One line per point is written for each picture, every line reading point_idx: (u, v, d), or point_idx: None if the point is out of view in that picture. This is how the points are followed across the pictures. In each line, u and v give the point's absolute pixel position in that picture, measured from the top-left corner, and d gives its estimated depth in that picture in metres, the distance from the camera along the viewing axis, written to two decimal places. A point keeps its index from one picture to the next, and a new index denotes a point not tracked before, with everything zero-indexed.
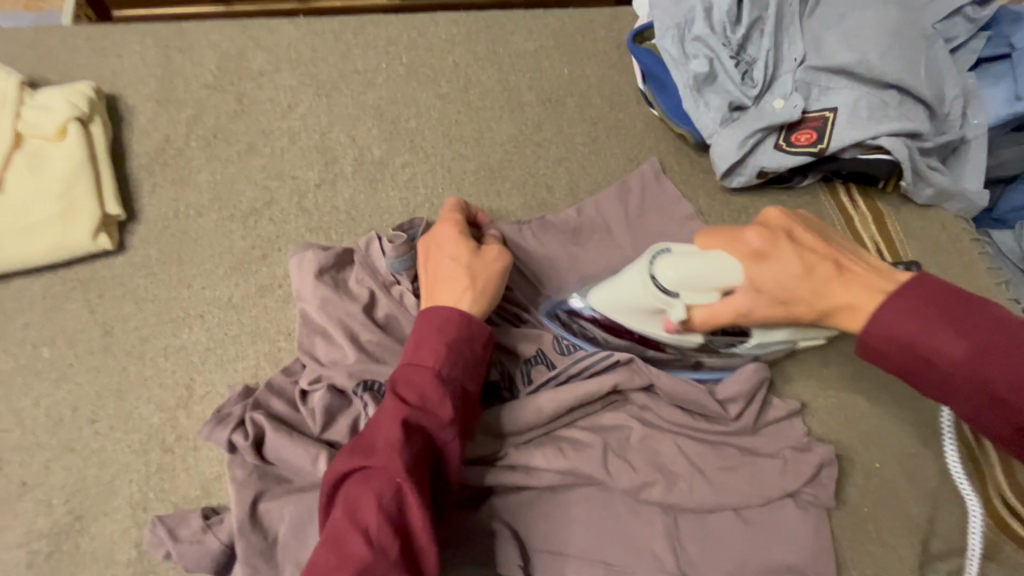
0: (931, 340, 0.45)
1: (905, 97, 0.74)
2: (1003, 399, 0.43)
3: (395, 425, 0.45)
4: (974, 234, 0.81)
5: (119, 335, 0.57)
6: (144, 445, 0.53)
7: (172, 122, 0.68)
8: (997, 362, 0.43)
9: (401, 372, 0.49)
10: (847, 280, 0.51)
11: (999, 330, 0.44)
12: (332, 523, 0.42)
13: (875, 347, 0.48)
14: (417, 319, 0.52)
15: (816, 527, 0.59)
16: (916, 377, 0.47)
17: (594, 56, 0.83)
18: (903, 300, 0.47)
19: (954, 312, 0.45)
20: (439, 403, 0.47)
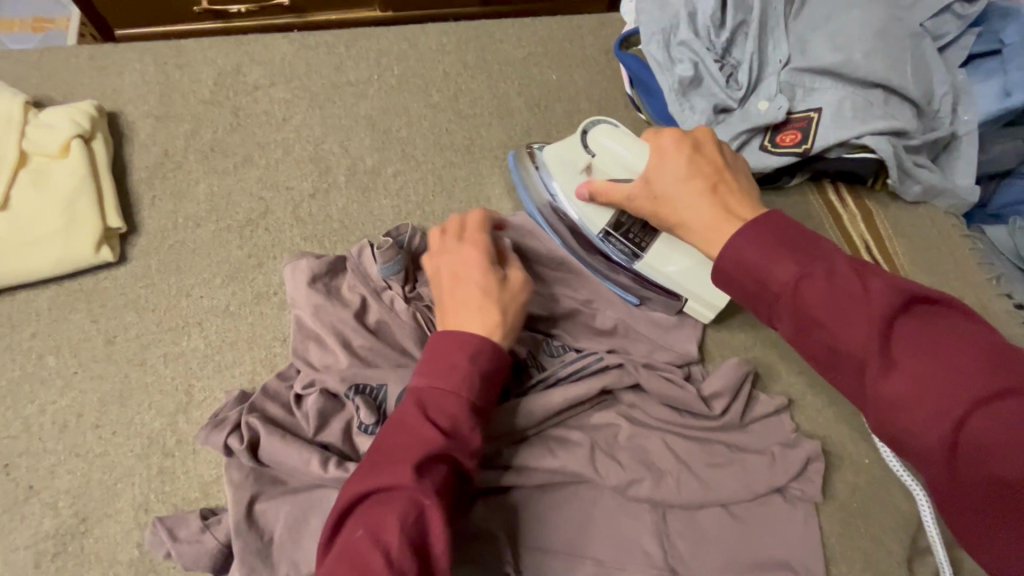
0: (767, 266, 0.45)
1: (890, 96, 0.75)
2: (814, 328, 0.43)
3: (422, 447, 0.46)
4: (965, 230, 0.81)
5: (121, 343, 0.59)
6: (145, 449, 0.55)
7: (170, 137, 0.70)
8: (817, 290, 0.43)
9: (426, 391, 0.49)
10: (717, 198, 0.52)
11: (831, 264, 0.43)
12: (353, 538, 0.43)
13: (727, 273, 0.48)
14: (440, 335, 0.52)
15: (804, 522, 0.60)
16: (754, 305, 0.47)
17: (582, 62, 0.84)
18: (755, 229, 0.47)
19: (796, 244, 0.45)
20: (469, 432, 0.48)
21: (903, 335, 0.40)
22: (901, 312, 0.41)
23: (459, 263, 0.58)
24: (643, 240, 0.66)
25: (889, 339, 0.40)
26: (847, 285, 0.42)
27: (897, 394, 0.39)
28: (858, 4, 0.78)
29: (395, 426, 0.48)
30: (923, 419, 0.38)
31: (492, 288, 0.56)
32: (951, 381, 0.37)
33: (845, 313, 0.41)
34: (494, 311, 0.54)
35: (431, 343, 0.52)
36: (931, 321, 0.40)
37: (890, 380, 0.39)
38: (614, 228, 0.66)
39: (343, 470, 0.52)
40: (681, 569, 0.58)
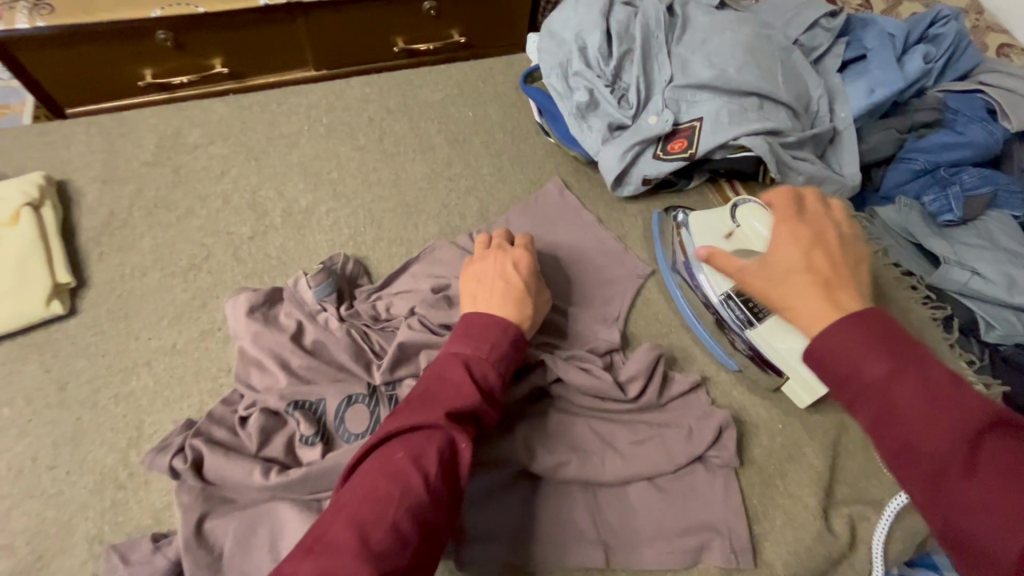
0: (857, 359, 0.45)
1: (762, 103, 0.85)
2: (896, 423, 0.43)
3: (464, 398, 0.54)
4: (851, 211, 0.92)
5: (74, 388, 0.63)
6: (99, 483, 0.59)
7: (116, 198, 0.76)
8: (911, 392, 0.42)
9: (471, 355, 0.57)
10: (838, 292, 0.51)
11: (925, 369, 0.43)
12: (393, 459, 0.48)
13: (820, 357, 0.47)
14: (487, 313, 0.61)
15: (723, 485, 0.65)
16: (834, 390, 0.47)
17: (495, 98, 0.94)
18: (852, 321, 0.46)
19: (895, 346, 0.45)
20: (495, 394, 0.57)
21: (994, 455, 0.39)
22: (996, 432, 0.40)
23: (504, 262, 0.67)
24: (761, 311, 0.70)
25: (976, 454, 0.40)
26: (938, 394, 0.42)
27: (972, 508, 0.39)
28: (727, 28, 0.90)
29: (441, 379, 0.55)
30: (996, 533, 0.38)
31: (532, 287, 0.65)
32: None
33: (940, 421, 0.41)
34: (530, 308, 0.64)
35: (477, 317, 0.60)
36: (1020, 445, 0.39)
37: (971, 489, 0.39)
38: (736, 293, 0.72)
39: (284, 476, 0.56)
40: (614, 542, 0.62)
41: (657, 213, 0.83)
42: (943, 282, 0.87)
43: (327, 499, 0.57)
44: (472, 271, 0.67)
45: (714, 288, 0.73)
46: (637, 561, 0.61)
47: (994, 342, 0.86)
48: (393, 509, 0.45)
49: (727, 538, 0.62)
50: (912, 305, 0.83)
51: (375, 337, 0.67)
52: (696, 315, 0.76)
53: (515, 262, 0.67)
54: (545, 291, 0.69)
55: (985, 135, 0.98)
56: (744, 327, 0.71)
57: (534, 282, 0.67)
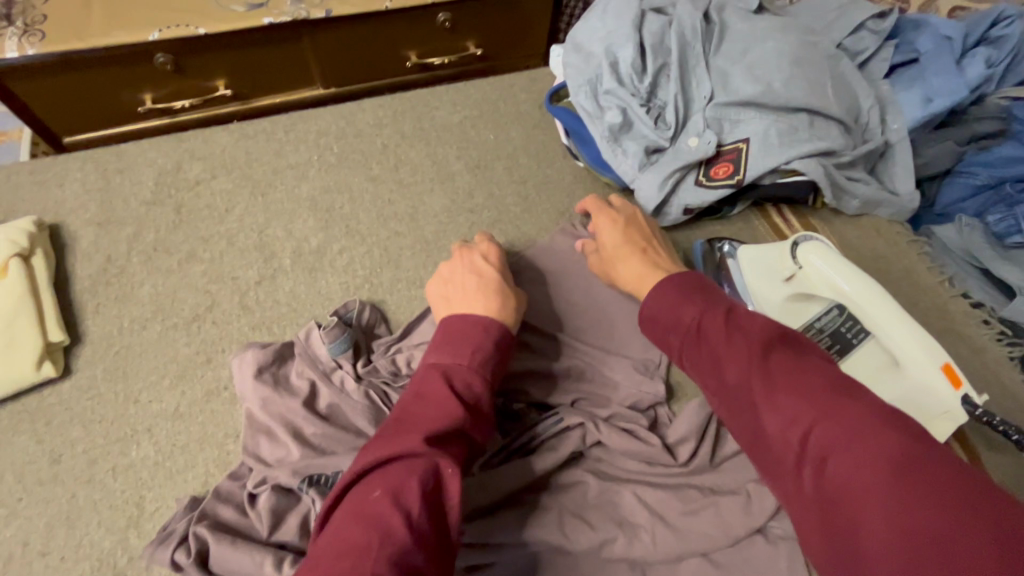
0: (675, 309, 0.53)
1: (814, 119, 0.78)
2: (707, 354, 0.48)
3: (447, 414, 0.47)
4: (911, 236, 0.84)
5: (68, 460, 0.58)
6: (95, 572, 0.53)
7: (113, 242, 0.70)
8: (715, 325, 0.49)
9: (451, 365, 0.51)
10: (648, 260, 0.64)
11: (727, 309, 0.50)
12: (369, 499, 0.41)
13: (653, 317, 0.54)
14: (465, 316, 0.55)
15: (790, 562, 0.57)
16: (669, 343, 0.53)
17: (517, 119, 0.87)
18: (667, 282, 0.55)
19: (702, 296, 0.52)
20: (481, 404, 0.51)
21: (777, 362, 0.44)
22: (778, 344, 0.46)
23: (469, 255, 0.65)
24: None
25: (765, 364, 0.44)
26: (738, 324, 0.48)
27: (767, 410, 0.42)
28: (771, 36, 0.82)
29: (420, 395, 0.49)
30: (781, 429, 0.41)
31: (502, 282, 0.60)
32: (813, 396, 0.41)
33: (735, 343, 0.47)
34: (507, 301, 0.58)
35: (454, 322, 0.55)
36: (799, 356, 0.44)
37: (763, 398, 0.43)
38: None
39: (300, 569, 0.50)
40: None
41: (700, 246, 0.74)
42: (1018, 313, 0.76)
43: None
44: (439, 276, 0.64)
45: None
46: None
47: None
48: (371, 560, 0.38)
49: None
50: (983, 343, 0.75)
51: (396, 396, 0.60)
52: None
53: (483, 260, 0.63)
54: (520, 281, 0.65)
55: None
56: None
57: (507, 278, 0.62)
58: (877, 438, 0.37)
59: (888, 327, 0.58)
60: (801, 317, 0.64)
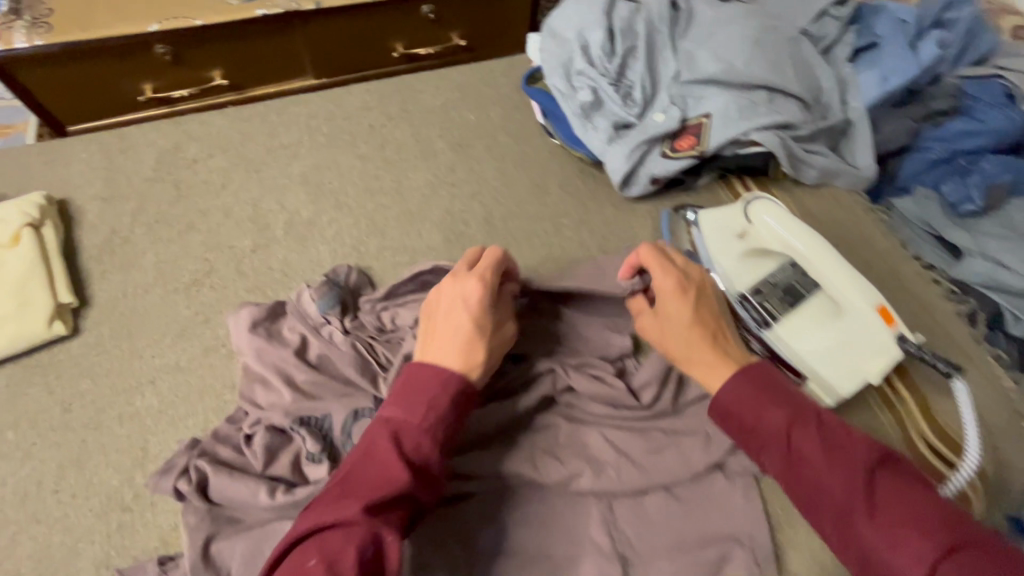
0: (762, 413, 0.55)
1: (772, 96, 0.83)
2: (804, 469, 0.51)
3: (391, 480, 0.50)
4: (869, 205, 0.89)
5: (78, 410, 0.62)
6: (104, 506, 0.58)
7: (118, 215, 0.76)
8: (809, 439, 0.52)
9: (403, 423, 0.54)
10: (719, 346, 0.61)
11: (814, 417, 0.54)
12: (308, 565, 0.46)
13: (728, 410, 0.56)
14: (429, 369, 0.57)
15: (744, 494, 0.63)
16: (745, 441, 0.56)
17: (496, 101, 0.92)
18: (744, 376, 0.57)
19: (787, 399, 0.55)
20: (432, 463, 0.53)
21: (886, 490, 0.48)
22: (881, 467, 0.50)
23: (456, 297, 0.61)
24: (779, 313, 0.66)
25: (874, 493, 0.48)
26: (835, 441, 0.52)
27: (875, 535, 0.47)
28: (733, 20, 0.87)
29: (367, 452, 0.52)
30: (899, 559, 0.45)
31: (484, 330, 0.60)
32: (921, 526, 0.46)
33: (837, 463, 0.50)
34: (479, 355, 0.58)
35: (418, 374, 0.57)
36: (898, 481, 0.49)
37: (873, 522, 0.47)
38: (752, 293, 0.67)
39: (290, 496, 0.55)
40: (633, 555, 0.60)
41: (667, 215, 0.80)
42: (966, 275, 0.83)
43: None
44: (428, 312, 0.62)
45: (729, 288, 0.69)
46: None
47: None
48: None
49: (749, 547, 0.60)
50: (932, 300, 0.80)
51: (381, 349, 0.65)
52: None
53: (466, 299, 0.61)
54: (505, 324, 0.63)
55: (1005, 121, 0.94)
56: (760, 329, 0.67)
57: (490, 322, 0.60)
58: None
59: (831, 279, 0.64)
60: (756, 270, 0.68)
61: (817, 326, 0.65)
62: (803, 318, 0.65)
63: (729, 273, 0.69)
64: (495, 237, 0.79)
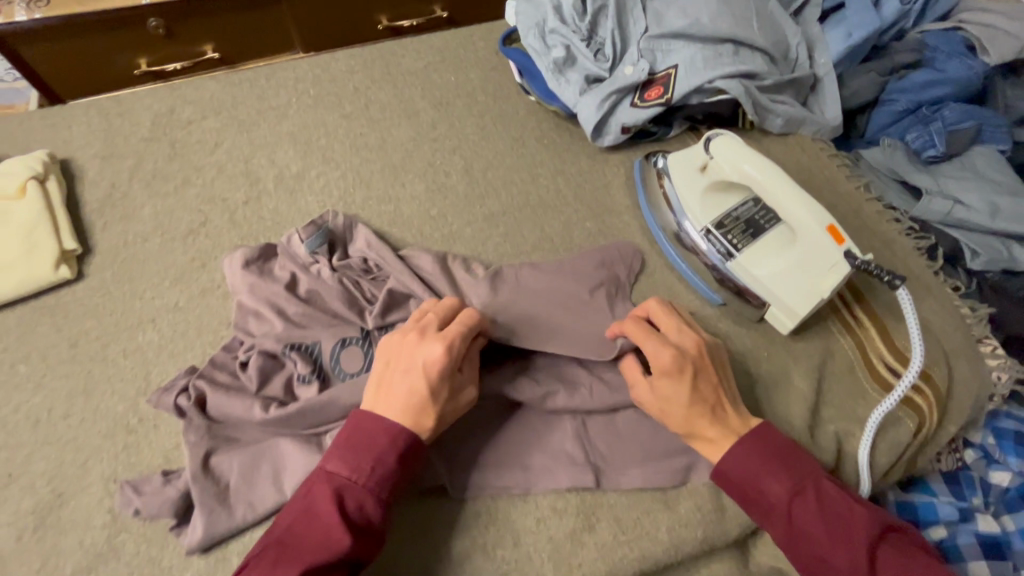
0: (764, 483, 0.57)
1: (738, 48, 0.87)
2: (805, 539, 0.54)
3: (330, 540, 0.50)
4: (834, 151, 0.92)
5: (85, 345, 0.67)
6: (111, 429, 0.62)
7: (117, 172, 0.80)
8: (810, 514, 0.55)
9: (345, 480, 0.53)
10: (717, 420, 0.59)
11: (815, 487, 0.56)
12: None
13: (730, 477, 0.58)
14: (376, 422, 0.55)
15: None
16: (746, 506, 0.58)
17: (475, 63, 0.96)
18: (749, 442, 0.58)
19: (788, 466, 0.57)
20: (374, 517, 0.53)
21: (887, 563, 0.52)
22: (881, 539, 0.53)
23: (415, 358, 0.57)
24: (740, 243, 0.72)
25: (874, 566, 0.52)
26: (836, 511, 0.54)
27: None
28: None
29: (309, 511, 0.52)
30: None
31: (439, 394, 0.57)
32: None
33: (839, 538, 0.53)
34: (430, 419, 0.56)
35: (364, 426, 0.55)
36: (900, 551, 0.52)
37: None
38: (716, 227, 0.73)
39: (281, 410, 0.60)
40: (604, 466, 0.63)
41: (639, 163, 0.84)
42: (927, 214, 0.87)
43: (325, 433, 0.61)
44: (382, 366, 0.58)
45: (694, 225, 0.75)
46: (627, 481, 0.63)
47: (981, 270, 0.86)
48: None
49: None
50: (894, 236, 0.84)
51: (366, 286, 0.70)
52: (680, 257, 0.77)
53: (424, 364, 0.56)
54: (466, 387, 0.59)
55: (965, 70, 0.98)
56: (725, 260, 0.73)
57: (446, 385, 0.57)
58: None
59: (788, 206, 0.67)
60: (719, 205, 0.74)
61: (776, 253, 0.70)
62: (763, 247, 0.71)
63: (694, 209, 0.76)
64: (475, 187, 0.84)
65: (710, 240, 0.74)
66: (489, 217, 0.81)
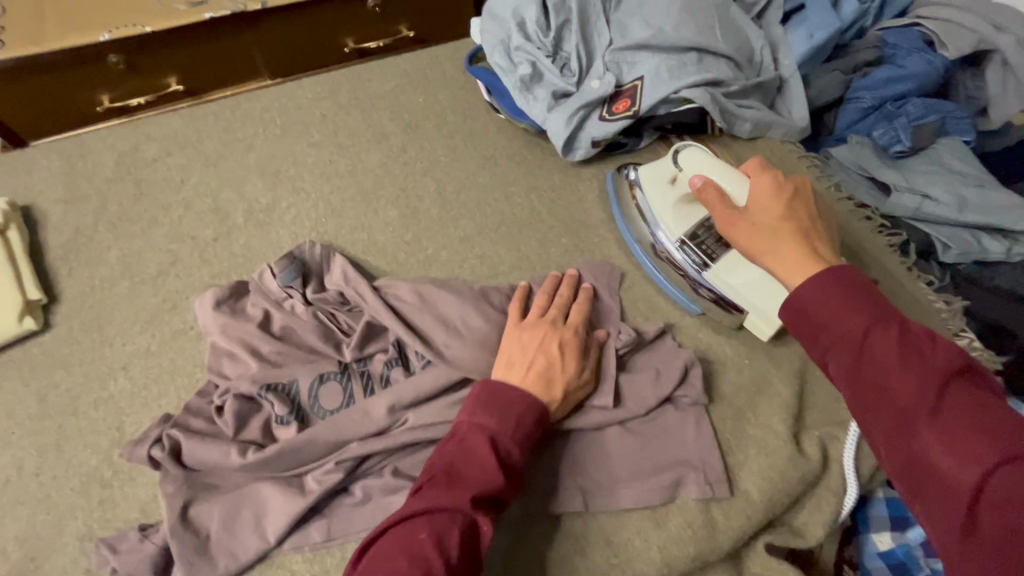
0: (840, 312, 0.49)
1: (702, 57, 0.88)
2: (873, 370, 0.46)
3: (488, 477, 0.52)
4: (803, 152, 0.93)
5: (54, 398, 0.65)
6: (86, 484, 0.60)
7: (81, 216, 0.78)
8: (887, 341, 0.46)
9: (496, 430, 0.56)
10: (804, 241, 0.57)
11: (902, 324, 0.47)
12: (416, 541, 0.47)
13: (801, 308, 0.52)
14: (514, 386, 0.59)
15: (695, 422, 0.66)
16: (815, 340, 0.51)
17: (443, 82, 0.96)
18: (829, 275, 0.51)
19: (870, 302, 0.49)
20: (518, 466, 0.55)
21: (957, 397, 0.42)
22: (961, 378, 0.43)
23: (553, 336, 0.65)
24: (715, 252, 0.73)
25: (942, 398, 0.43)
26: (917, 345, 0.45)
27: (933, 444, 0.41)
28: None
29: (467, 454, 0.54)
30: (955, 467, 0.40)
31: (567, 369, 0.62)
32: (996, 437, 0.39)
33: (912, 366, 0.44)
34: (559, 389, 0.61)
35: (503, 390, 0.58)
36: (981, 394, 0.42)
37: (935, 429, 0.42)
38: (690, 237, 0.74)
39: (259, 454, 0.58)
40: (592, 487, 0.63)
41: (612, 176, 0.83)
42: (897, 210, 0.88)
43: (306, 474, 0.60)
44: (515, 338, 0.65)
45: (668, 236, 0.75)
46: (615, 502, 0.62)
47: (953, 263, 0.88)
48: None
49: (701, 471, 0.64)
50: (865, 234, 0.85)
51: (342, 317, 0.69)
52: (657, 269, 0.77)
53: (560, 343, 0.65)
54: (587, 371, 0.65)
55: (925, 65, 1.00)
56: (701, 270, 0.73)
57: (576, 363, 0.64)
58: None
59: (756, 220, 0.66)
60: (691, 216, 0.74)
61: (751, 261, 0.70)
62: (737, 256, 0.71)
63: (668, 219, 0.76)
64: (449, 209, 0.83)
65: (687, 250, 0.74)
66: (465, 238, 0.81)
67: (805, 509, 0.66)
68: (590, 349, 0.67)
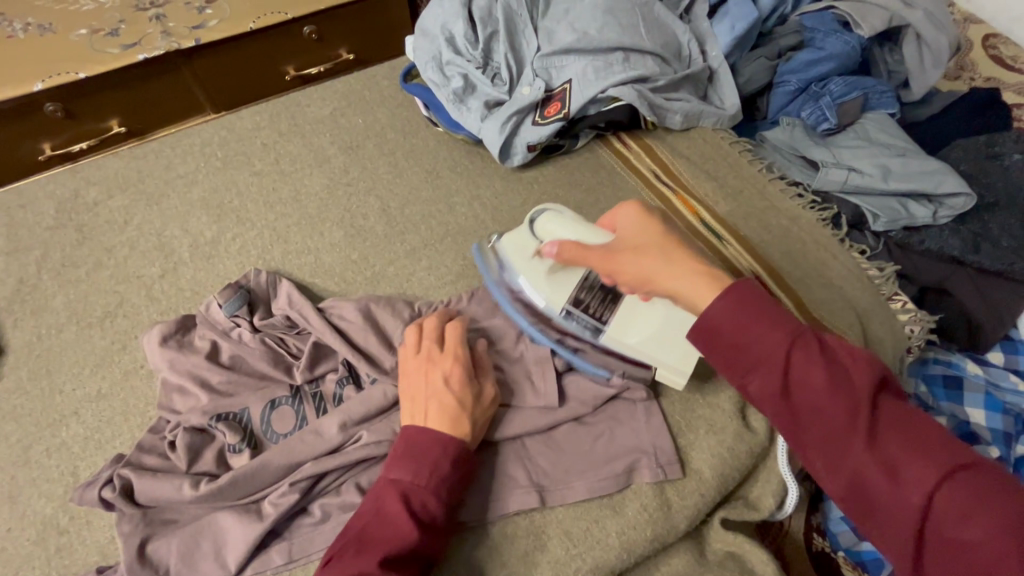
0: (759, 333, 0.46)
1: (628, 55, 0.90)
2: (804, 395, 0.45)
3: (400, 536, 0.52)
4: (734, 138, 0.96)
5: (5, 451, 0.65)
6: (41, 533, 0.60)
7: (24, 266, 0.78)
8: (810, 361, 0.45)
9: (409, 484, 0.55)
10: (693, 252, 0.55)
11: (818, 339, 0.46)
12: None
13: (716, 331, 0.48)
14: (424, 430, 0.58)
15: (644, 409, 0.68)
16: (733, 367, 0.48)
17: (381, 103, 0.98)
18: (739, 295, 0.48)
19: (783, 318, 0.47)
20: (437, 517, 0.55)
21: (886, 414, 0.43)
22: (881, 391, 0.44)
23: (433, 377, 0.61)
24: (603, 313, 0.68)
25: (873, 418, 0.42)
26: (839, 363, 0.45)
27: (874, 469, 0.41)
28: None
29: (381, 513, 0.54)
30: (900, 494, 0.40)
31: (467, 403, 0.60)
32: (928, 456, 0.40)
33: (839, 388, 0.43)
34: (467, 424, 0.59)
35: (414, 438, 0.57)
36: (899, 406, 0.43)
37: (873, 453, 0.41)
38: (573, 305, 0.69)
39: (211, 485, 0.59)
40: (548, 483, 0.64)
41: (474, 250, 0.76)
42: (826, 185, 0.92)
43: (263, 499, 0.60)
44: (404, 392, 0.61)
45: (553, 310, 0.70)
46: (571, 495, 0.64)
47: (884, 231, 0.90)
48: None
49: (653, 455, 0.66)
50: (797, 211, 0.89)
51: (291, 341, 0.70)
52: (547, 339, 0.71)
53: (444, 377, 0.61)
54: (489, 394, 0.64)
55: (842, 46, 1.04)
56: (596, 335, 0.69)
57: (470, 392, 0.61)
58: (1001, 515, 0.37)
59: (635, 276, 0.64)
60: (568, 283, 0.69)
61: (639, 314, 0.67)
62: (624, 313, 0.67)
63: (545, 294, 0.70)
64: (393, 225, 0.84)
65: (574, 321, 0.69)
66: (411, 251, 0.82)
67: (757, 481, 0.69)
68: (482, 374, 0.65)
